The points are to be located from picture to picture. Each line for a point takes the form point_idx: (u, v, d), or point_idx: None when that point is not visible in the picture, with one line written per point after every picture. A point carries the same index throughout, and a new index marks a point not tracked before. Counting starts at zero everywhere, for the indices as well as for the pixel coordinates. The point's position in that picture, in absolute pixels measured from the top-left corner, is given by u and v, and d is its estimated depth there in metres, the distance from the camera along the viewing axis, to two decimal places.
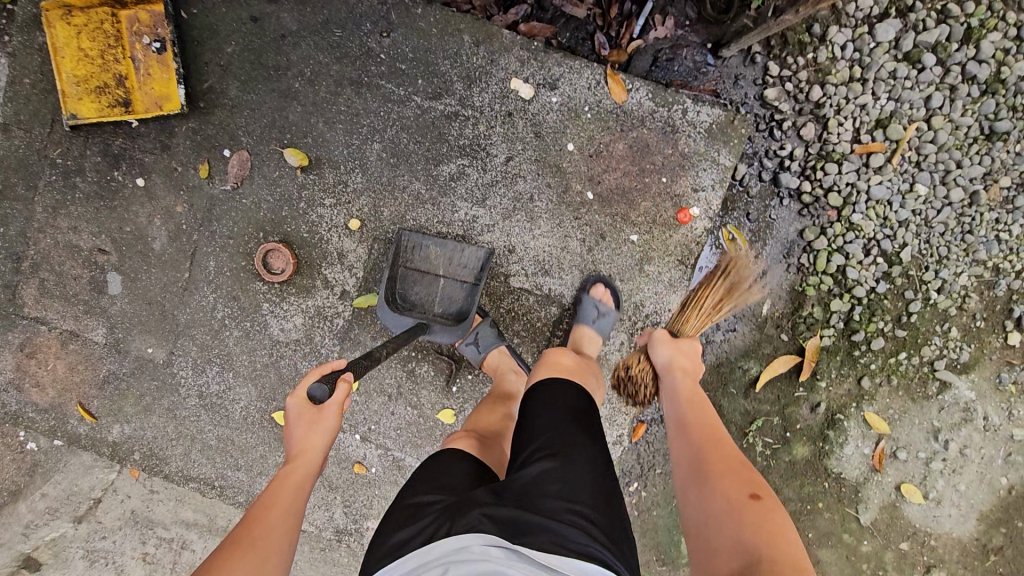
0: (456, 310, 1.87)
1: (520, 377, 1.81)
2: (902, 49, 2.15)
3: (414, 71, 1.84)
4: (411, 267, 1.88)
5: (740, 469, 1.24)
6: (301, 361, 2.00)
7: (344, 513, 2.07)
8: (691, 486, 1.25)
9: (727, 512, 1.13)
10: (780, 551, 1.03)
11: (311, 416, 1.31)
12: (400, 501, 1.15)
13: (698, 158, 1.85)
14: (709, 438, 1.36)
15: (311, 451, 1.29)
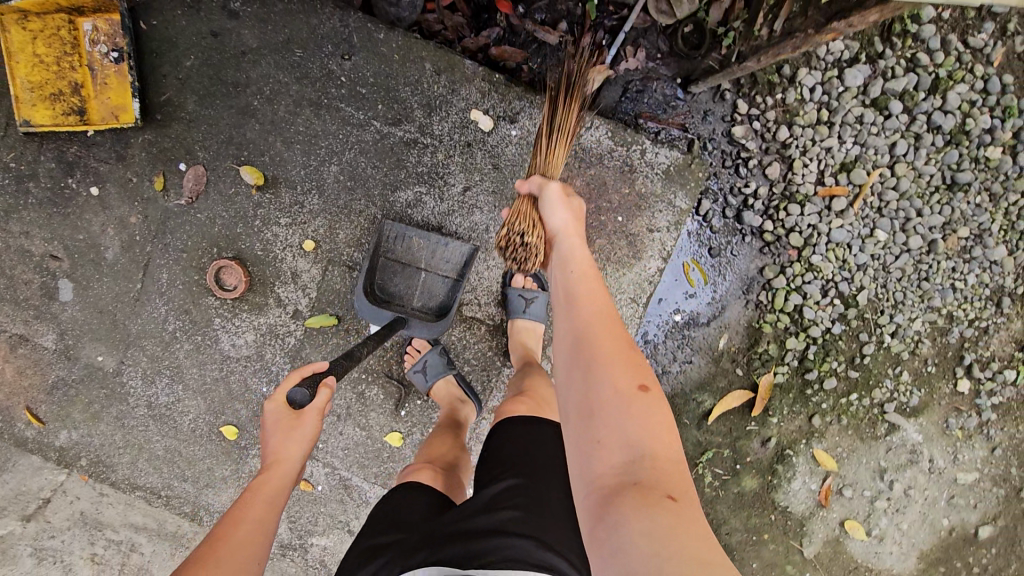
0: (437, 305, 1.82)
1: (468, 407, 1.84)
2: (868, 94, 2.16)
3: (375, 96, 1.85)
4: (391, 258, 1.81)
5: (628, 350, 1.14)
6: (251, 377, 2.00)
7: (289, 528, 2.07)
8: (578, 362, 1.14)
9: (615, 398, 1.04)
10: (662, 445, 1.00)
11: (288, 424, 1.27)
12: (364, 544, 1.20)
13: (654, 197, 1.86)
14: (598, 310, 1.23)
15: (286, 461, 1.26)
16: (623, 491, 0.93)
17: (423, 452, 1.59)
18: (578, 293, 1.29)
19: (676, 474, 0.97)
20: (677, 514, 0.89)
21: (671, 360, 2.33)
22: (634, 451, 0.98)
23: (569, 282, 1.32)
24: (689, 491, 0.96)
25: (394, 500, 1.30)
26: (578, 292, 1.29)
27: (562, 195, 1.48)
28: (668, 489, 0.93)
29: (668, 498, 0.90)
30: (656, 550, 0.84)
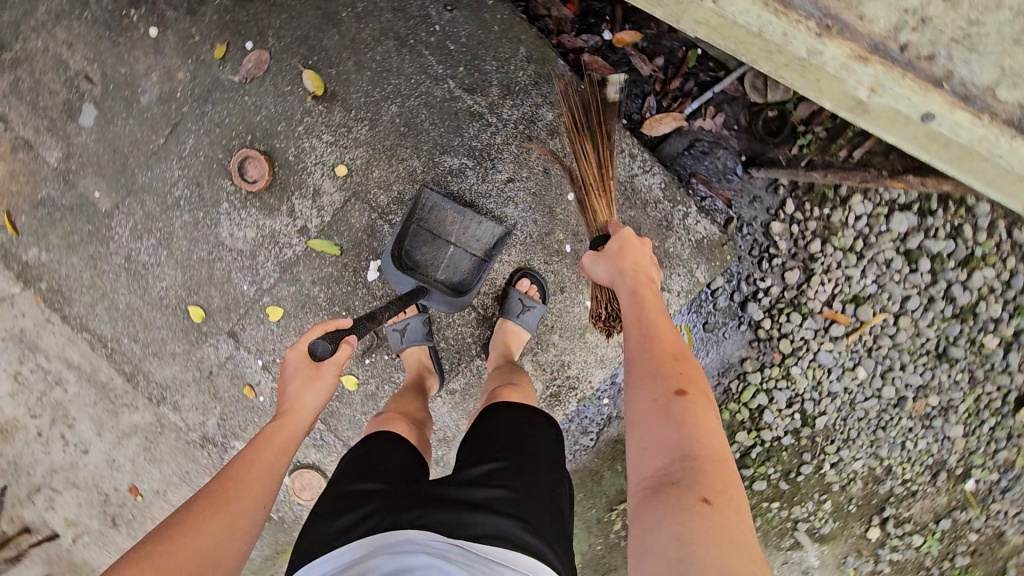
0: (460, 282, 1.85)
1: (433, 379, 1.86)
2: (905, 242, 2.21)
3: (459, 59, 1.83)
4: (422, 226, 1.84)
5: (676, 363, 1.23)
6: (235, 270, 1.98)
7: (217, 423, 2.08)
8: (632, 381, 1.25)
9: (654, 412, 1.14)
10: (707, 450, 1.06)
11: (306, 375, 1.35)
12: (338, 487, 1.12)
13: (677, 259, 1.88)
14: (654, 327, 1.34)
15: (302, 409, 1.32)
16: (660, 493, 1.01)
17: (389, 406, 1.57)
18: (628, 312, 1.40)
19: (718, 479, 1.01)
20: (709, 518, 0.94)
21: None
22: (674, 458, 1.05)
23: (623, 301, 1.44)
24: (730, 497, 1.00)
25: (375, 448, 1.23)
26: (631, 310, 1.40)
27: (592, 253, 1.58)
28: (704, 492, 0.99)
29: (699, 497, 0.97)
30: (682, 547, 0.91)
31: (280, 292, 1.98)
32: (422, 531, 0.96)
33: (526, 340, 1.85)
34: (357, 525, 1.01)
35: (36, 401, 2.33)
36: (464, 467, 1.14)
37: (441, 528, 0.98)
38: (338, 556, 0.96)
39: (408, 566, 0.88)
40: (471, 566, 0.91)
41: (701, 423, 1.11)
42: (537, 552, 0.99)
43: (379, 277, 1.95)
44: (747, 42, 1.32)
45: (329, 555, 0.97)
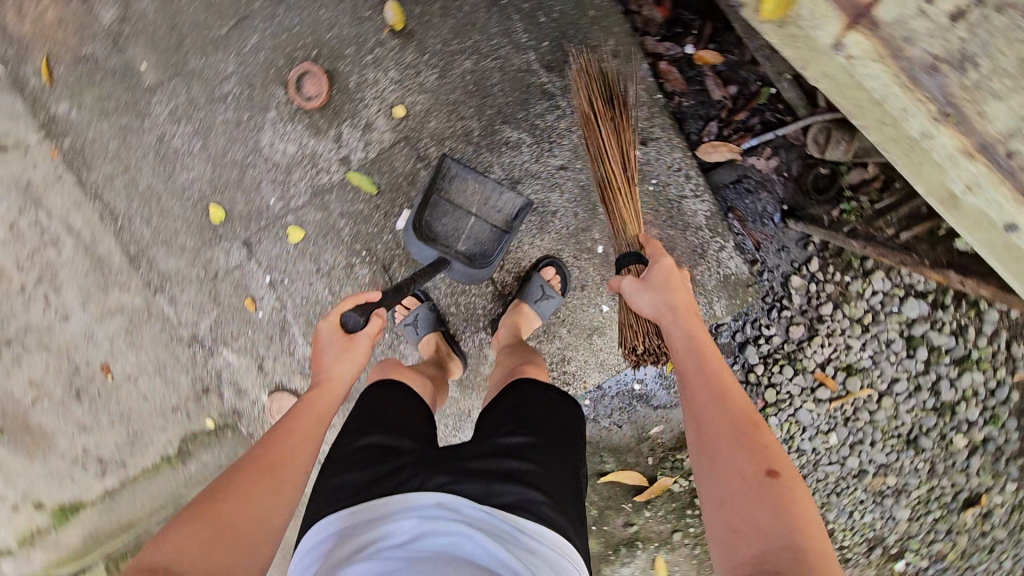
0: (479, 255, 1.79)
1: (456, 362, 1.90)
2: (911, 327, 2.26)
3: (546, 34, 1.79)
4: (443, 197, 1.78)
5: (749, 427, 1.21)
6: (266, 181, 1.95)
7: (209, 326, 2.06)
8: (709, 450, 1.22)
9: (744, 492, 1.12)
10: (803, 530, 1.05)
11: (341, 346, 1.41)
12: (353, 441, 1.25)
13: (701, 287, 1.90)
14: (719, 385, 1.30)
15: (338, 380, 1.39)
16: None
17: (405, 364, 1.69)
18: (687, 366, 1.36)
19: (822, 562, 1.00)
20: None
21: (605, 414, 2.44)
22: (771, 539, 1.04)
23: (682, 353, 1.39)
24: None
25: (376, 407, 1.37)
26: (690, 365, 1.36)
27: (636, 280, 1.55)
28: None
29: None
30: None
31: (305, 214, 1.96)
32: (449, 494, 1.10)
33: (536, 325, 1.87)
34: (368, 485, 1.14)
35: (27, 255, 2.25)
36: (491, 438, 1.26)
37: (460, 494, 1.10)
38: (364, 511, 1.08)
39: (435, 528, 1.02)
40: (496, 533, 1.03)
41: (796, 505, 1.09)
42: (554, 522, 1.11)
43: None
44: (866, 108, 1.44)
45: (355, 509, 1.09)
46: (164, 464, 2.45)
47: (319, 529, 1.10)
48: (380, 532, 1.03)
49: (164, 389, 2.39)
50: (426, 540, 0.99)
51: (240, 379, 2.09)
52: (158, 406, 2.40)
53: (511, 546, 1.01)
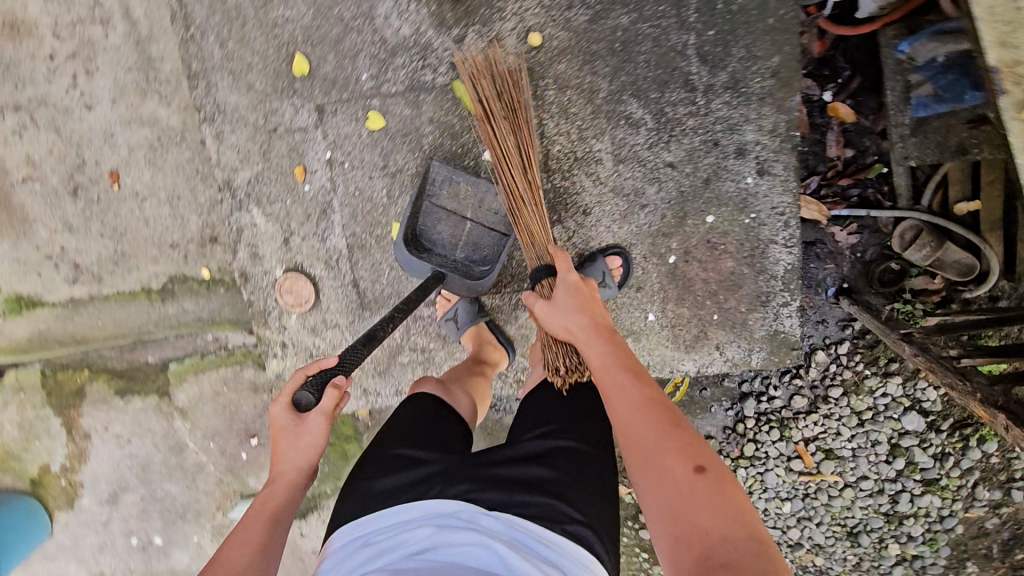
0: (477, 260, 1.77)
1: (497, 352, 1.85)
2: (901, 436, 2.31)
3: (716, 22, 1.64)
4: (437, 204, 1.77)
5: (670, 431, 1.15)
6: (366, 54, 1.79)
7: (248, 178, 1.92)
8: (636, 457, 1.15)
9: (675, 493, 1.06)
10: (742, 520, 1.00)
11: (293, 431, 1.34)
12: (384, 450, 1.31)
13: (748, 333, 1.84)
14: (634, 397, 1.22)
15: (298, 465, 1.34)
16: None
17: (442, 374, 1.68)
18: (608, 377, 1.30)
19: (762, 552, 0.96)
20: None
21: None
22: (712, 539, 0.98)
23: (599, 371, 1.30)
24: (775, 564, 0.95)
25: (404, 418, 1.40)
26: (607, 382, 1.28)
27: (545, 301, 1.47)
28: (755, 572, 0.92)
29: None
30: None
31: (393, 102, 1.81)
32: (467, 505, 1.14)
33: None
34: (397, 490, 1.21)
35: (71, 24, 2.11)
36: (521, 444, 1.30)
37: (481, 504, 1.15)
38: (385, 516, 1.16)
39: (453, 539, 1.05)
40: (515, 545, 1.05)
41: (727, 496, 1.04)
42: (580, 536, 1.13)
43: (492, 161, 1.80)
44: None
45: (376, 515, 1.17)
46: (140, 294, 2.40)
47: (345, 532, 1.17)
48: (395, 538, 1.09)
49: (171, 222, 2.26)
50: (441, 550, 1.04)
51: (260, 244, 1.97)
52: (156, 235, 2.29)
53: (531, 559, 1.03)
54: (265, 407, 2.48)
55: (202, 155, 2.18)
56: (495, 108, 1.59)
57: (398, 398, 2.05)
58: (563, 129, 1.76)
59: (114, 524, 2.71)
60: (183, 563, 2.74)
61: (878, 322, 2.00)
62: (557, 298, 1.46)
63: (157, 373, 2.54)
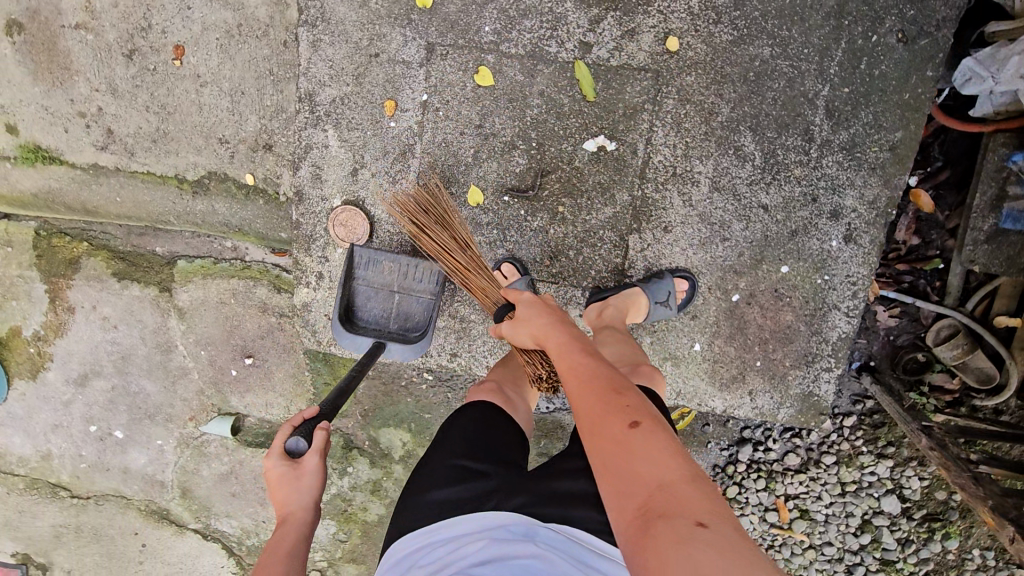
0: (410, 327, 1.83)
1: None
2: (874, 514, 2.38)
3: (854, 81, 1.63)
4: (363, 282, 1.84)
5: (611, 393, 1.08)
6: (495, 7, 1.73)
7: (334, 96, 1.83)
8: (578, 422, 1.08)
9: (615, 452, 0.99)
10: (680, 465, 0.95)
11: (291, 478, 1.32)
12: (440, 459, 1.29)
13: (784, 387, 1.84)
14: (577, 368, 1.15)
15: (301, 509, 1.32)
16: (652, 532, 0.87)
17: (495, 371, 1.61)
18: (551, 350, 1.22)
19: (699, 492, 0.91)
20: (714, 543, 0.83)
21: None
22: (655, 488, 0.92)
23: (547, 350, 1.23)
24: (714, 503, 0.91)
25: (463, 423, 1.35)
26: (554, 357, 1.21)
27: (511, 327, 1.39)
28: (697, 515, 0.87)
29: (695, 523, 0.86)
30: None
31: (509, 64, 1.75)
32: (521, 517, 1.15)
33: (639, 320, 1.74)
34: (457, 502, 1.20)
35: None
36: (577, 457, 1.28)
37: (537, 517, 1.15)
38: (438, 530, 1.18)
39: (510, 551, 1.08)
40: (572, 559, 1.08)
41: (663, 442, 0.99)
42: None
43: (591, 152, 1.76)
44: None
45: (431, 528, 1.19)
46: (171, 180, 2.24)
47: (403, 544, 1.20)
48: (453, 552, 1.11)
49: (227, 116, 2.13)
50: (501, 561, 1.05)
51: (326, 167, 1.88)
52: (205, 125, 2.15)
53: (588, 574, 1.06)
54: (269, 330, 2.33)
55: (280, 57, 2.06)
56: (427, 220, 1.71)
57: (421, 359, 2.00)
58: (671, 141, 1.72)
59: (75, 407, 2.55)
60: (139, 464, 2.57)
61: (899, 408, 2.02)
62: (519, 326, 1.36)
63: (163, 266, 2.38)
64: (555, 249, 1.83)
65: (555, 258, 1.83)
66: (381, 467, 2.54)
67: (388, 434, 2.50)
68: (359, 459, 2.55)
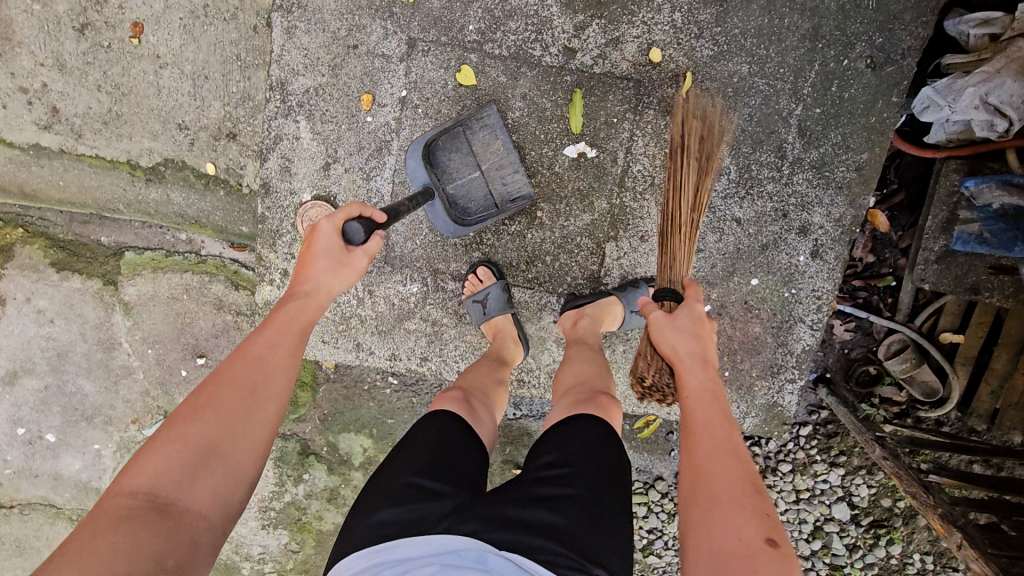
0: (460, 204, 1.77)
1: (517, 351, 1.78)
2: (825, 521, 2.45)
3: (825, 103, 1.69)
4: (468, 137, 1.74)
5: (752, 497, 1.04)
6: (481, 6, 1.71)
7: (310, 86, 1.76)
8: (704, 501, 1.05)
9: (736, 556, 0.96)
10: None
11: (333, 261, 1.38)
12: (392, 478, 1.15)
13: (750, 398, 1.88)
14: (726, 443, 1.13)
15: (324, 292, 1.37)
16: None
17: (459, 380, 1.55)
18: (694, 412, 1.19)
19: None
20: None
21: None
22: None
23: (691, 397, 1.20)
24: None
25: (420, 439, 1.24)
26: (699, 415, 1.18)
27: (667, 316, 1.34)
28: None
29: None
30: None
31: (491, 65, 1.73)
32: (473, 543, 1.02)
33: (613, 328, 1.74)
34: (406, 523, 1.06)
35: None
36: (532, 481, 1.15)
37: (490, 543, 1.02)
38: (383, 553, 1.02)
39: None
40: None
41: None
42: None
43: (571, 158, 1.75)
44: None
45: (376, 548, 1.03)
46: (123, 165, 2.09)
47: (342, 569, 1.03)
48: None
49: (188, 101, 2.01)
50: None
51: (295, 160, 1.80)
52: (164, 110, 2.02)
53: None
54: (223, 329, 2.19)
55: (249, 43, 1.96)
56: (690, 143, 1.58)
57: (389, 363, 1.93)
58: (651, 151, 1.74)
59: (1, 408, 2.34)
60: (73, 470, 2.37)
61: (854, 418, 2.08)
62: (683, 317, 1.34)
63: (108, 257, 2.22)
64: (532, 253, 1.82)
65: (531, 263, 1.83)
66: (339, 474, 2.44)
67: (348, 440, 2.40)
68: (316, 466, 2.44)
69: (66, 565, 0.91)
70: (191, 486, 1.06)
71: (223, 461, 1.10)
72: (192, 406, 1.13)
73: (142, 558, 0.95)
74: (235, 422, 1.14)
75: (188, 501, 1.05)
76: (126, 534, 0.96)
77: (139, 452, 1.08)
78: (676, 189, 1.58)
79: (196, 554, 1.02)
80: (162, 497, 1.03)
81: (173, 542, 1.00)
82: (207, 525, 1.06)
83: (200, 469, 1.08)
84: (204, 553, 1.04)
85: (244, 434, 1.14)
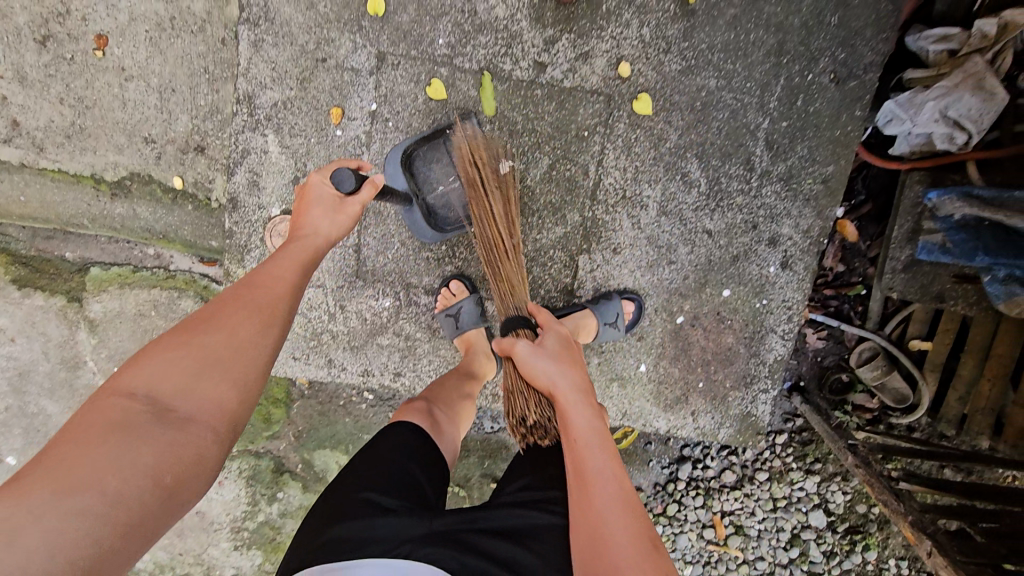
0: (441, 214, 1.76)
1: (487, 364, 1.76)
2: (802, 528, 2.45)
3: (791, 116, 1.72)
4: (448, 147, 1.72)
5: (646, 551, 1.04)
6: (451, 19, 1.70)
7: (279, 99, 1.74)
8: (600, 561, 1.05)
9: None
10: None
11: (335, 201, 1.35)
12: (348, 493, 1.13)
13: (724, 408, 1.89)
14: (615, 496, 1.10)
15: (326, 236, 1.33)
16: None
17: (426, 393, 1.53)
18: (582, 460, 1.15)
19: None
20: None
21: None
22: None
23: (577, 444, 1.18)
24: None
25: (377, 453, 1.22)
26: (582, 463, 1.15)
27: (533, 346, 1.32)
28: None
29: None
30: None
31: (462, 78, 1.73)
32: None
33: (589, 341, 1.73)
34: (369, 540, 1.05)
35: None
36: (499, 511, 1.20)
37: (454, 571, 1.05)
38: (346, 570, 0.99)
39: None
40: None
41: None
42: None
43: (544, 171, 1.76)
44: None
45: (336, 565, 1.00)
46: (87, 180, 2.05)
47: None
48: None
49: (154, 115, 1.97)
50: None
51: (264, 174, 1.77)
52: (130, 123, 1.98)
53: None
54: None
55: (216, 56, 1.94)
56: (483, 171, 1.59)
57: (363, 379, 1.91)
58: (622, 164, 1.75)
59: None
60: None
61: (826, 425, 2.10)
62: (546, 344, 1.34)
63: (73, 273, 2.15)
64: None
65: None
66: (315, 491, 2.39)
67: (324, 456, 2.36)
68: (291, 484, 2.38)
69: (56, 467, 0.86)
70: (191, 396, 1.00)
71: (225, 373, 1.04)
72: (198, 320, 1.09)
73: (138, 467, 0.90)
74: (239, 335, 1.08)
75: (189, 411, 0.99)
76: (120, 444, 0.91)
77: (138, 357, 1.03)
78: (489, 218, 1.58)
79: (197, 471, 0.96)
80: (157, 403, 0.98)
81: (173, 452, 0.94)
82: (210, 440, 1.00)
83: (201, 379, 1.02)
84: (205, 470, 0.98)
85: (250, 349, 1.08)
